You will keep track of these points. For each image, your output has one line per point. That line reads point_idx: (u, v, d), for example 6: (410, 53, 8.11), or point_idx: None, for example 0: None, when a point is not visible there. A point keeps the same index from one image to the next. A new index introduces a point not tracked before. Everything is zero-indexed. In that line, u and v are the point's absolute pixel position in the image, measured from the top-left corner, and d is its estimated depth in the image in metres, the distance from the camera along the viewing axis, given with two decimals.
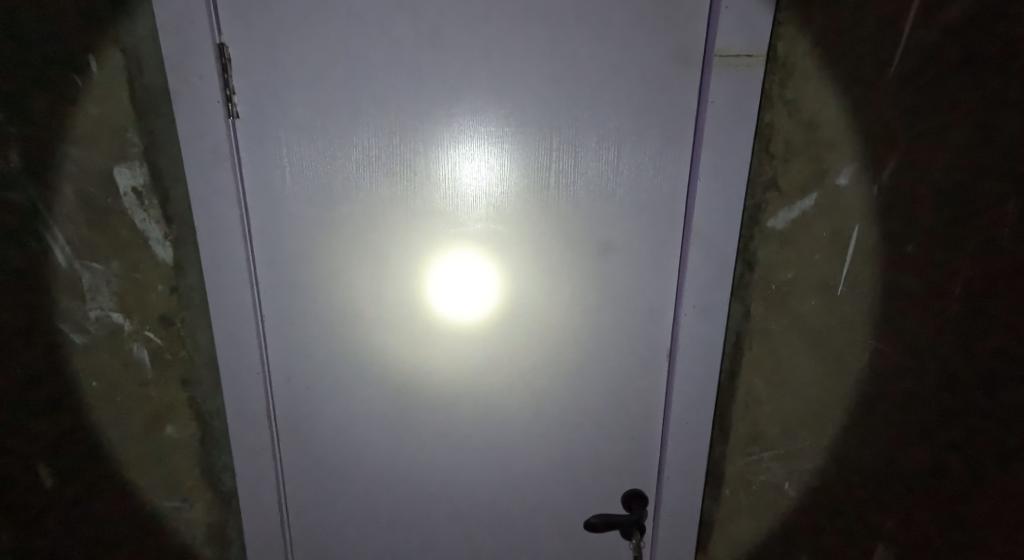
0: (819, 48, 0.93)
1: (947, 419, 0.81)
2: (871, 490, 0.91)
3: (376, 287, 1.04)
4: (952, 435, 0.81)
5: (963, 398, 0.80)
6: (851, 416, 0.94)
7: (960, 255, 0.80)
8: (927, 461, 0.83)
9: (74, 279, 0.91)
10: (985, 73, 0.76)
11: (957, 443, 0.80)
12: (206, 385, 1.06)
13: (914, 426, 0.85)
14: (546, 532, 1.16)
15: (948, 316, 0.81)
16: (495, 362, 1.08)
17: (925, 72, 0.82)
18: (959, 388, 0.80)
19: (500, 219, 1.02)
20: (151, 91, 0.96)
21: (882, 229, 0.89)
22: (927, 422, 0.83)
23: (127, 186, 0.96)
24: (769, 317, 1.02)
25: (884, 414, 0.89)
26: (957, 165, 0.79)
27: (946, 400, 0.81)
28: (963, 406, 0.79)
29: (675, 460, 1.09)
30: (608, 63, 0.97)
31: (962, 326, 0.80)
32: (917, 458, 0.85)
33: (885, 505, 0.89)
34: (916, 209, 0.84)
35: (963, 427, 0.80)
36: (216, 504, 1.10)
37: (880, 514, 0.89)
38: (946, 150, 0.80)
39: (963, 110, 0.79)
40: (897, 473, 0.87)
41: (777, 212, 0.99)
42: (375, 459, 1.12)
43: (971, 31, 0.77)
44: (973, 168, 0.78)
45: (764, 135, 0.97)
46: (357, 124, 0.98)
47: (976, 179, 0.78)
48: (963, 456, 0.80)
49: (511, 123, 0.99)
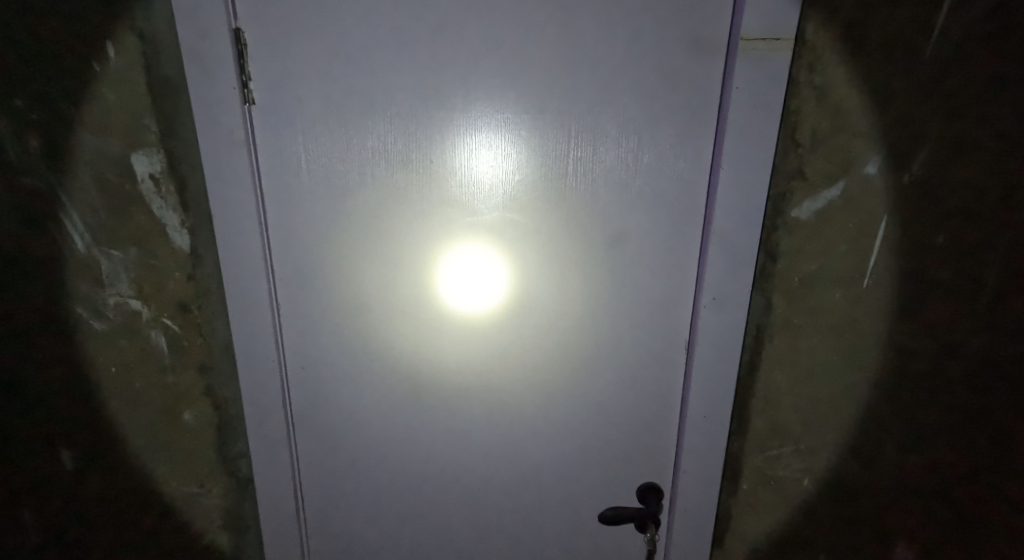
0: (850, 27, 0.89)
1: (961, 408, 0.84)
2: (879, 483, 0.93)
3: (391, 275, 1.04)
4: (967, 424, 0.84)
5: (977, 388, 0.83)
6: (872, 410, 0.95)
7: (977, 253, 0.83)
8: (939, 450, 0.87)
9: (93, 265, 0.94)
10: (995, 86, 0.81)
11: (981, 432, 0.83)
12: (222, 371, 1.05)
13: (927, 416, 0.88)
14: (560, 525, 1.15)
15: (967, 310, 0.84)
16: (511, 352, 1.07)
17: (952, 73, 0.84)
18: (971, 380, 0.84)
19: (517, 208, 1.01)
20: (170, 77, 0.94)
21: (897, 224, 0.90)
22: (943, 412, 0.86)
23: (145, 173, 0.95)
24: (793, 311, 0.99)
25: (898, 405, 0.91)
26: (991, 166, 0.82)
27: (963, 391, 0.84)
28: (975, 394, 0.83)
29: (695, 455, 1.07)
30: (630, 48, 0.95)
31: (977, 318, 0.83)
32: (929, 449, 0.88)
33: (893, 495, 0.91)
34: (935, 206, 0.86)
35: (973, 414, 0.84)
36: (232, 489, 1.09)
37: (889, 503, 0.92)
38: (969, 150, 0.83)
39: (978, 121, 0.83)
40: (909, 467, 0.89)
41: (801, 202, 0.95)
42: (389, 448, 1.12)
43: (991, 37, 0.81)
44: (993, 174, 0.82)
45: (790, 121, 0.93)
46: (374, 112, 0.97)
47: (997, 184, 0.81)
48: (976, 450, 0.83)
49: (529, 111, 0.97)
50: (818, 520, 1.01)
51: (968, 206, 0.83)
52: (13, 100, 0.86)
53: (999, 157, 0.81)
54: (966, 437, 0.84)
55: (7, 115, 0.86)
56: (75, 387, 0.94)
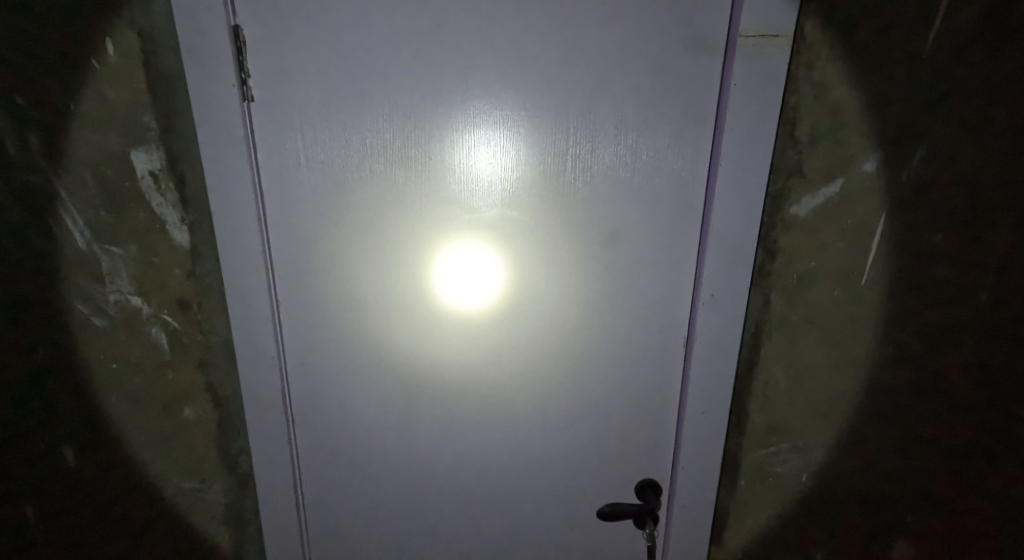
0: (849, 24, 0.89)
1: (959, 422, 0.78)
2: (875, 491, 0.89)
3: (388, 273, 1.04)
4: (963, 439, 0.78)
5: (977, 401, 0.76)
6: (862, 409, 0.92)
7: (978, 257, 0.76)
8: (935, 465, 0.81)
9: (93, 261, 0.92)
10: (997, 74, 0.73)
11: (978, 444, 0.76)
12: (222, 368, 1.07)
13: (924, 427, 0.82)
14: (558, 521, 1.16)
15: (967, 318, 0.77)
16: (507, 349, 1.07)
17: (954, 63, 0.77)
18: (968, 392, 0.77)
19: (514, 205, 1.01)
20: (169, 75, 0.95)
21: (899, 223, 0.86)
22: (941, 423, 0.80)
23: (145, 170, 0.96)
24: (791, 308, 1.01)
25: (892, 410, 0.87)
26: (988, 161, 0.74)
27: (964, 404, 0.77)
28: (975, 409, 0.76)
29: (691, 449, 1.09)
30: (627, 44, 0.95)
31: (979, 326, 0.76)
32: (925, 463, 0.82)
33: (890, 505, 0.87)
34: (936, 206, 0.80)
35: (969, 430, 0.77)
36: (234, 484, 1.11)
37: (886, 512, 0.88)
38: (971, 146, 0.76)
39: (980, 114, 0.75)
40: (903, 477, 0.85)
41: (800, 199, 0.97)
42: (387, 444, 1.12)
43: (994, 19, 0.73)
44: (994, 171, 0.74)
45: (789, 119, 0.96)
46: (372, 109, 0.97)
47: (998, 180, 0.73)
48: (971, 470, 0.77)
49: (527, 107, 0.97)
50: (814, 519, 1.00)
51: (968, 207, 0.77)
52: (13, 96, 0.81)
53: (993, 152, 0.74)
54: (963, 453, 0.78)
55: (7, 112, 0.80)
56: (76, 386, 0.91)
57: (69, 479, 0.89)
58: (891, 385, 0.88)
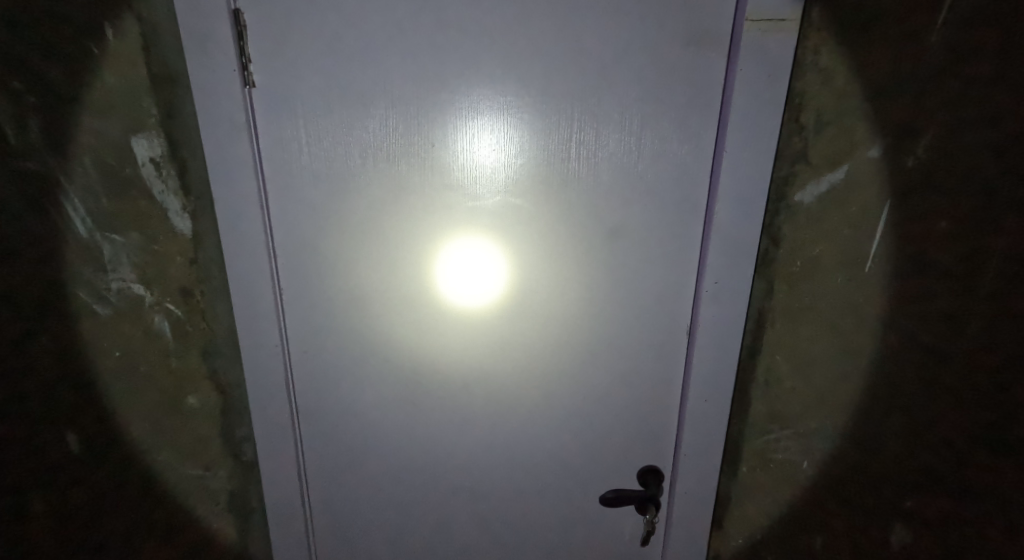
0: (857, 8, 0.88)
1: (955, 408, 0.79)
2: (874, 477, 0.90)
3: (390, 262, 1.04)
4: (959, 427, 0.78)
5: (972, 388, 0.77)
6: (858, 394, 0.93)
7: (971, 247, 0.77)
8: (932, 451, 0.82)
9: (95, 250, 0.91)
10: (997, 72, 0.73)
11: (971, 432, 0.77)
12: (226, 355, 1.07)
13: (925, 413, 0.82)
14: (559, 510, 1.17)
15: (963, 307, 0.78)
16: (510, 339, 1.07)
17: (957, 53, 0.77)
18: (965, 380, 0.78)
19: (517, 195, 1.00)
20: (168, 62, 0.94)
21: (899, 211, 0.86)
22: (941, 407, 0.80)
23: (145, 157, 0.96)
24: (796, 295, 1.02)
25: (891, 395, 0.88)
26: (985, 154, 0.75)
27: (960, 390, 0.78)
28: (971, 396, 0.77)
29: (692, 436, 1.10)
30: (634, 30, 0.94)
31: (976, 316, 0.76)
32: (925, 448, 0.82)
33: (884, 491, 0.88)
34: (939, 194, 0.80)
35: (965, 416, 0.78)
36: (239, 471, 1.12)
37: (879, 500, 0.89)
38: (970, 137, 0.76)
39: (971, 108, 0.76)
40: (902, 463, 0.85)
41: (805, 185, 0.97)
42: (389, 433, 1.12)
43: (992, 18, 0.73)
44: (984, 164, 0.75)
45: (795, 105, 0.95)
46: (376, 96, 0.96)
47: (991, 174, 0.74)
48: (967, 456, 0.77)
49: (533, 94, 0.96)
50: (810, 505, 1.01)
51: (959, 197, 0.78)
52: (14, 79, 0.80)
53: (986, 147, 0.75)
54: (956, 438, 0.79)
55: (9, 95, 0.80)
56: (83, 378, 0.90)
57: (77, 468, 0.89)
58: (890, 372, 0.88)
